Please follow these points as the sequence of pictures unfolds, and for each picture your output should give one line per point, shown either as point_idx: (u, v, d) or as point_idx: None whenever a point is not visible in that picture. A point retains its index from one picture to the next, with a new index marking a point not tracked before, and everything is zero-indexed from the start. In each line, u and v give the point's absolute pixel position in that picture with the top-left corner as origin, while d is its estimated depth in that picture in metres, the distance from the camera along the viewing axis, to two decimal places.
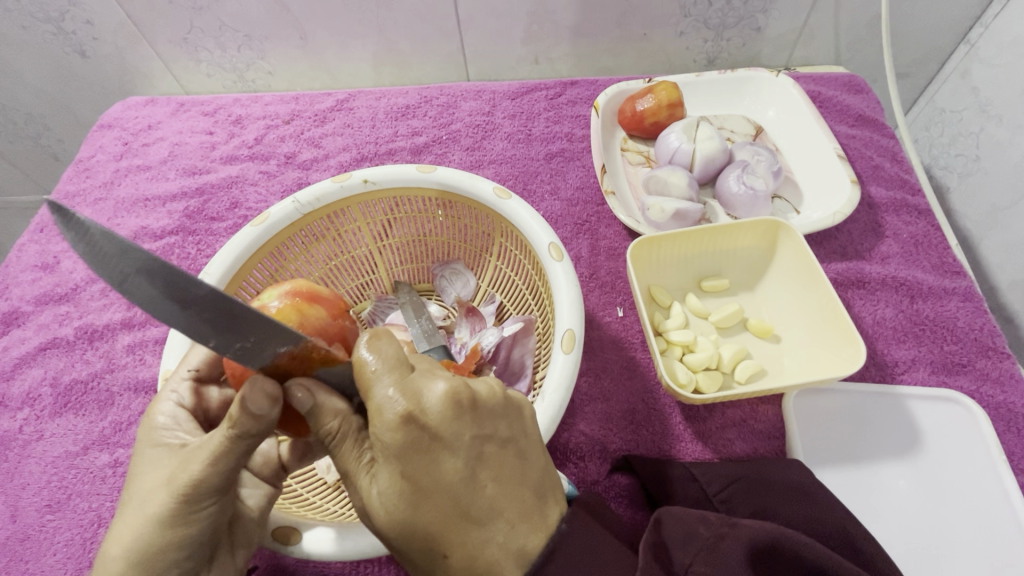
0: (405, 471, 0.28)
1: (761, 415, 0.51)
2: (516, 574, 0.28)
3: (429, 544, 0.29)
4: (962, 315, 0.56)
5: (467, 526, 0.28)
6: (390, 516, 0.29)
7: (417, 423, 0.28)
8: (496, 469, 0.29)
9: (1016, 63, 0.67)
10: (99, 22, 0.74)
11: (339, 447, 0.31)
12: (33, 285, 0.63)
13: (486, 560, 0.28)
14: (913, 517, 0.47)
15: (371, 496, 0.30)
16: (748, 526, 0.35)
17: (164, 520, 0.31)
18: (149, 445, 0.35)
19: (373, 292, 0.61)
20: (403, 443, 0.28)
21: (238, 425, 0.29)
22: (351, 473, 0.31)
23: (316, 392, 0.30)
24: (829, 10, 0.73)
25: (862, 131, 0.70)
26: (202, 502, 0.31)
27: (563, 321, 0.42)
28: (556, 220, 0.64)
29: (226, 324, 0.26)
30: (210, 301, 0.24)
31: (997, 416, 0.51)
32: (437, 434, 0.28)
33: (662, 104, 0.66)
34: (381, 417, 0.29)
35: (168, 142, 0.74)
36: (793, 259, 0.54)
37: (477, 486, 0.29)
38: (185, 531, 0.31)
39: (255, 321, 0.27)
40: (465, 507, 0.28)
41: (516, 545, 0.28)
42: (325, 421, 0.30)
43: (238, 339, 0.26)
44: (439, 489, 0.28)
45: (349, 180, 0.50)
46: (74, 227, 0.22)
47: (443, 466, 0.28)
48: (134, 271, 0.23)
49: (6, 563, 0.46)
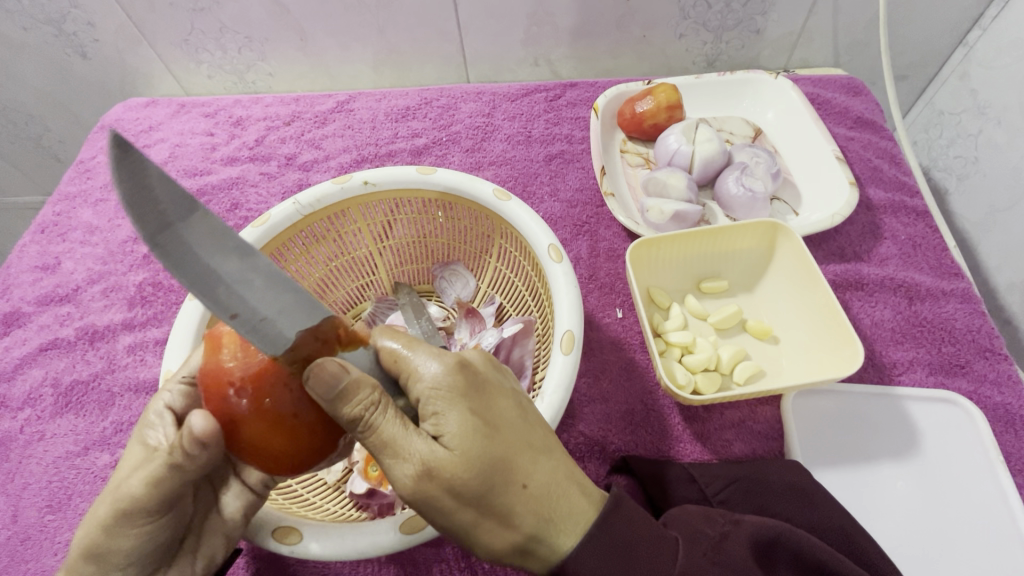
0: (473, 408, 0.30)
1: (760, 416, 0.51)
2: (583, 500, 0.31)
3: (506, 484, 0.29)
4: (961, 316, 0.57)
5: (538, 456, 0.30)
6: (465, 459, 0.28)
7: (472, 367, 0.31)
8: (537, 414, 0.33)
9: (1014, 65, 0.67)
10: (101, 23, 0.74)
11: (380, 417, 0.29)
12: (34, 286, 0.63)
13: (559, 485, 0.30)
14: (910, 517, 0.47)
15: (435, 451, 0.29)
16: (751, 524, 0.36)
17: (110, 527, 0.33)
18: (135, 443, 0.35)
19: (374, 293, 0.61)
20: (466, 383, 0.30)
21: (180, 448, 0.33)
22: (400, 440, 0.29)
23: (348, 367, 0.29)
24: (828, 12, 0.73)
25: (861, 133, 0.71)
26: (146, 517, 0.34)
27: (562, 322, 0.42)
28: (556, 221, 0.64)
29: (233, 276, 0.26)
30: (229, 249, 0.26)
31: (995, 418, 0.51)
32: (488, 377, 0.31)
33: (661, 106, 0.66)
34: (433, 370, 0.30)
35: (169, 143, 0.74)
36: (792, 260, 0.54)
37: (534, 422, 0.32)
38: (131, 542, 0.34)
39: (256, 280, 0.27)
40: (533, 439, 0.31)
41: (574, 475, 0.32)
42: (362, 394, 0.28)
43: (236, 301, 0.26)
44: (506, 422, 0.30)
45: (349, 181, 0.50)
46: (132, 166, 0.23)
47: (502, 402, 0.31)
48: (170, 214, 0.24)
49: (7, 563, 0.46)
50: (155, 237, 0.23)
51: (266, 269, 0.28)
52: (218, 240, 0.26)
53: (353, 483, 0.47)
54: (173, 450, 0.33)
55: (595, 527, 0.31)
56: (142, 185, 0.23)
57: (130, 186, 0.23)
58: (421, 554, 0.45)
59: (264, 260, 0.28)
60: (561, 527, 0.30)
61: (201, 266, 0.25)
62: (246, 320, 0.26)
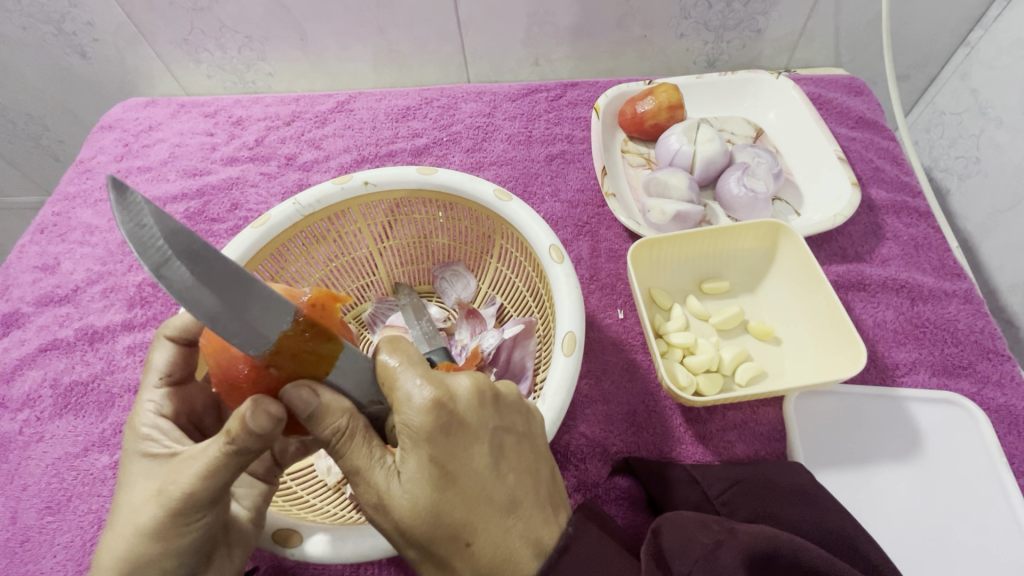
0: (436, 453, 0.28)
1: (762, 417, 0.51)
2: (535, 566, 0.29)
3: (449, 536, 0.29)
4: (963, 317, 0.56)
5: (492, 516, 0.29)
6: (414, 503, 0.28)
7: (448, 409, 0.29)
8: (514, 460, 0.31)
9: (1016, 65, 0.67)
10: (100, 23, 0.74)
11: (348, 444, 0.30)
12: (34, 286, 0.63)
13: (509, 548, 0.29)
14: (914, 518, 0.47)
15: (389, 489, 0.29)
16: (746, 533, 0.36)
17: (156, 532, 0.31)
18: (138, 460, 0.34)
19: (374, 294, 0.61)
20: (432, 427, 0.28)
21: (235, 440, 0.29)
22: (362, 470, 0.29)
23: (320, 391, 0.30)
24: (829, 12, 0.73)
25: (863, 133, 0.70)
26: (195, 514, 0.31)
27: (563, 324, 0.42)
28: (557, 222, 0.64)
29: (236, 301, 0.26)
30: (229, 275, 0.26)
31: (998, 419, 0.51)
32: (466, 420, 0.29)
33: (662, 106, 0.66)
34: (409, 404, 0.29)
35: (168, 143, 0.74)
36: (794, 261, 0.54)
37: (501, 475, 0.30)
38: (179, 542, 0.32)
39: (254, 301, 0.27)
40: (492, 495, 0.29)
41: (536, 535, 0.30)
42: (332, 419, 0.29)
43: (237, 322, 0.26)
44: (468, 473, 0.29)
45: (349, 181, 0.50)
46: (132, 206, 0.23)
47: (471, 453, 0.29)
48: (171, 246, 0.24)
49: (6, 564, 0.46)
50: (157, 267, 0.23)
51: (265, 290, 0.28)
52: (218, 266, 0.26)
53: (353, 485, 0.46)
54: (234, 436, 0.29)
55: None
56: (139, 222, 0.23)
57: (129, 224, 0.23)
58: None
59: (263, 284, 0.28)
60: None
61: (207, 293, 0.25)
62: (245, 339, 0.27)
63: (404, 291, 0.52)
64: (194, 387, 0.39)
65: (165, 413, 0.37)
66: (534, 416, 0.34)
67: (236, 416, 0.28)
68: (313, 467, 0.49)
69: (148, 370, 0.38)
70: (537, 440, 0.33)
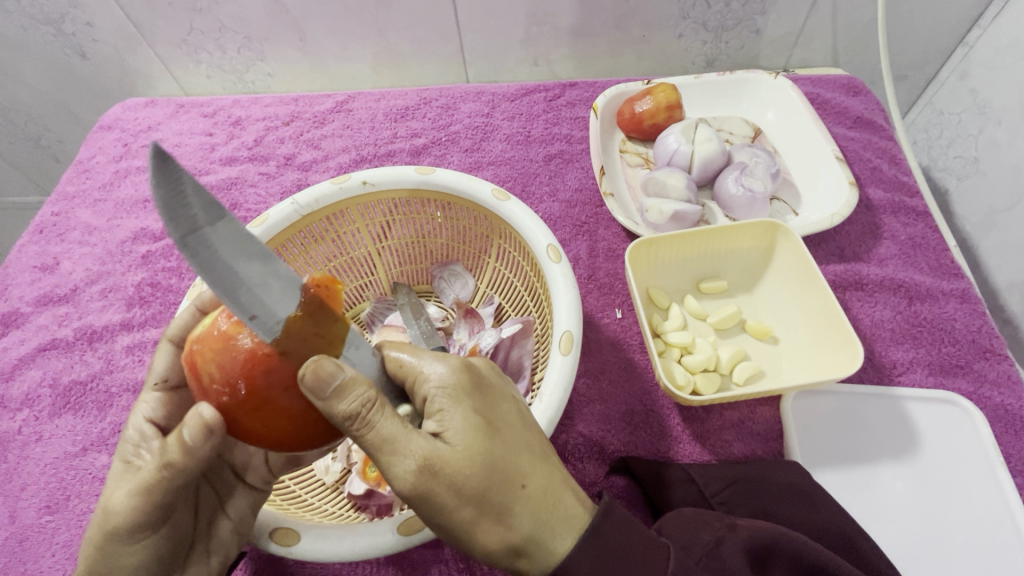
0: (477, 405, 0.30)
1: (760, 417, 0.51)
2: (579, 506, 0.31)
3: (505, 483, 0.29)
4: (961, 316, 0.57)
5: (537, 460, 0.30)
6: (469, 454, 0.28)
7: (474, 371, 0.31)
8: (534, 419, 0.33)
9: (1014, 65, 0.67)
10: (99, 23, 0.74)
11: (378, 415, 0.28)
12: (33, 286, 0.63)
13: (556, 489, 0.30)
14: (912, 517, 0.47)
15: (439, 447, 0.29)
16: (747, 528, 0.36)
17: (108, 548, 0.33)
18: (117, 468, 0.35)
19: (372, 293, 0.61)
20: (467, 382, 0.30)
21: (173, 459, 0.32)
22: (402, 438, 0.29)
23: (344, 365, 0.28)
24: (827, 12, 0.73)
25: (861, 133, 0.70)
26: (143, 531, 0.33)
27: (561, 323, 0.42)
28: (555, 221, 0.64)
29: (257, 280, 0.27)
30: (252, 254, 0.27)
31: (995, 418, 0.51)
32: (489, 380, 0.32)
33: (660, 106, 0.66)
34: (437, 371, 0.31)
35: (168, 143, 0.74)
36: (792, 260, 0.54)
37: (532, 429, 0.32)
38: (135, 557, 0.34)
39: (275, 282, 0.28)
40: (531, 442, 0.31)
41: (571, 481, 0.32)
42: (360, 389, 0.28)
43: (256, 302, 0.27)
44: (507, 424, 0.30)
45: (348, 181, 0.50)
46: (171, 176, 0.23)
47: (504, 407, 0.31)
48: (202, 219, 0.25)
49: (5, 563, 0.46)
50: (186, 238, 0.24)
51: (286, 273, 0.28)
52: (243, 244, 0.26)
53: (351, 484, 0.46)
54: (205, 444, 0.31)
55: (590, 534, 0.30)
56: (175, 189, 0.24)
57: (165, 192, 0.23)
58: (420, 555, 0.45)
59: (283, 266, 0.28)
60: (558, 530, 0.30)
61: (231, 269, 0.26)
62: (263, 322, 0.27)
63: (402, 290, 0.52)
64: (189, 392, 0.38)
65: (155, 420, 0.37)
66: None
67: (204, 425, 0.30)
68: (312, 467, 0.49)
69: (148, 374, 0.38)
70: None
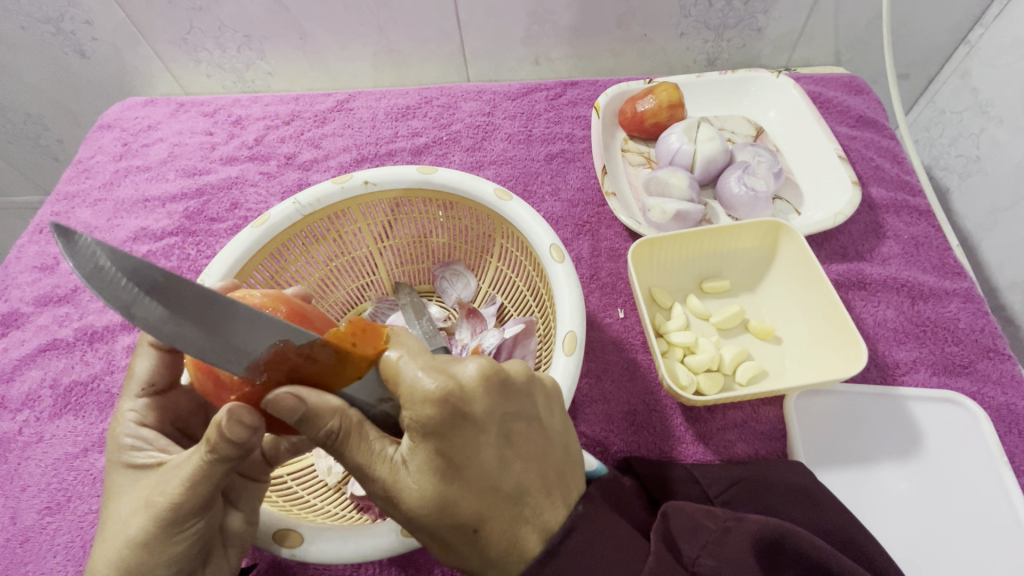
0: (443, 446, 0.28)
1: (762, 417, 0.51)
2: (538, 548, 0.30)
3: (459, 528, 0.29)
4: (964, 316, 0.56)
5: (499, 504, 0.29)
6: (420, 496, 0.28)
7: (456, 402, 0.28)
8: (522, 447, 0.31)
9: (1016, 63, 0.67)
10: (98, 22, 0.74)
11: (345, 443, 0.29)
12: (33, 286, 0.62)
13: (514, 534, 0.29)
14: (914, 518, 0.47)
15: (396, 482, 0.29)
16: (754, 521, 0.36)
17: (147, 542, 0.31)
18: (123, 472, 0.35)
19: (374, 293, 0.61)
20: (438, 426, 0.28)
21: (214, 448, 0.29)
22: (366, 467, 0.29)
23: (305, 396, 0.29)
24: (829, 10, 0.73)
25: (863, 132, 0.70)
26: (185, 522, 0.31)
27: (564, 323, 0.42)
28: (557, 221, 0.64)
29: (219, 326, 0.27)
30: (203, 302, 0.26)
31: (998, 418, 0.51)
32: (476, 413, 0.29)
33: (663, 105, 0.66)
34: (415, 398, 0.28)
35: (168, 143, 0.74)
36: (795, 260, 0.54)
37: (509, 463, 0.30)
38: (173, 551, 0.32)
39: (237, 323, 0.27)
40: (500, 486, 0.29)
41: (538, 520, 0.30)
42: (323, 421, 0.29)
43: (225, 346, 0.27)
44: (476, 466, 0.29)
45: (349, 181, 0.50)
46: (83, 249, 0.24)
47: (479, 444, 0.29)
48: (134, 286, 0.25)
49: (6, 565, 0.46)
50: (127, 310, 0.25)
51: (244, 308, 0.27)
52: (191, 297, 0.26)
53: (354, 485, 0.46)
54: (214, 445, 0.29)
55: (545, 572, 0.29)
56: (95, 265, 0.24)
57: (88, 271, 0.24)
58: (423, 557, 0.45)
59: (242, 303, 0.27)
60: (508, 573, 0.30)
61: (186, 324, 0.26)
62: (239, 363, 0.28)
63: (404, 290, 0.52)
64: (179, 395, 0.39)
65: (147, 423, 0.37)
66: (552, 399, 0.34)
67: (214, 424, 0.28)
68: (314, 468, 0.49)
69: (130, 383, 0.38)
70: (546, 423, 0.33)
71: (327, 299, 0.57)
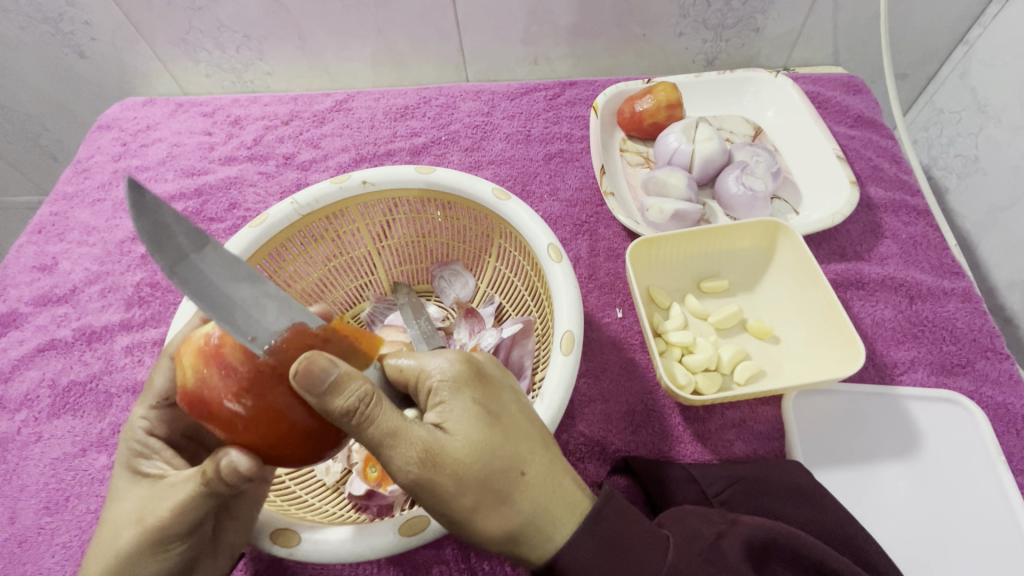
0: (477, 397, 0.31)
1: (760, 416, 0.51)
2: (579, 494, 0.32)
3: (507, 471, 0.30)
4: (962, 316, 0.56)
5: (536, 449, 0.31)
6: (466, 444, 0.29)
7: (475, 363, 0.33)
8: (533, 410, 0.34)
9: (1015, 63, 0.67)
10: (98, 22, 0.74)
11: (376, 408, 0.29)
12: (31, 286, 0.62)
13: (556, 477, 0.31)
14: (912, 517, 0.47)
15: (438, 437, 0.30)
16: (748, 524, 0.36)
17: (130, 557, 0.32)
18: (126, 476, 0.35)
19: (372, 293, 0.61)
20: (469, 375, 0.32)
21: (209, 481, 0.31)
22: (401, 429, 0.29)
23: (339, 363, 0.29)
24: (828, 10, 0.73)
25: (862, 131, 0.70)
26: (169, 544, 0.33)
27: (562, 323, 0.42)
28: (556, 221, 0.64)
29: (248, 301, 0.30)
30: (243, 277, 0.30)
31: (996, 417, 0.51)
32: (491, 375, 0.33)
33: (660, 105, 0.66)
34: (438, 365, 0.32)
35: (167, 143, 0.74)
36: (793, 259, 0.54)
37: (531, 418, 0.33)
38: (152, 568, 0.33)
39: (269, 304, 0.31)
40: (533, 433, 0.32)
41: (570, 471, 0.33)
42: (355, 383, 0.29)
43: (252, 324, 0.30)
44: (507, 415, 0.32)
45: (347, 181, 0.50)
46: (152, 211, 0.28)
47: (504, 398, 0.32)
48: (187, 247, 0.29)
49: (4, 564, 0.46)
50: (174, 269, 0.28)
51: (276, 291, 0.32)
52: (234, 270, 0.30)
53: (352, 485, 0.46)
54: (210, 480, 0.31)
55: (590, 516, 0.32)
56: (158, 222, 0.28)
57: (149, 229, 0.28)
58: (422, 556, 0.45)
59: (277, 287, 0.32)
60: (556, 514, 0.31)
61: (219, 290, 0.29)
62: (263, 341, 0.30)
63: (402, 290, 0.52)
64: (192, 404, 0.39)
65: (156, 432, 0.37)
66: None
67: (216, 462, 0.30)
68: (313, 467, 0.49)
69: (147, 387, 0.38)
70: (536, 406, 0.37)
71: (326, 299, 0.57)
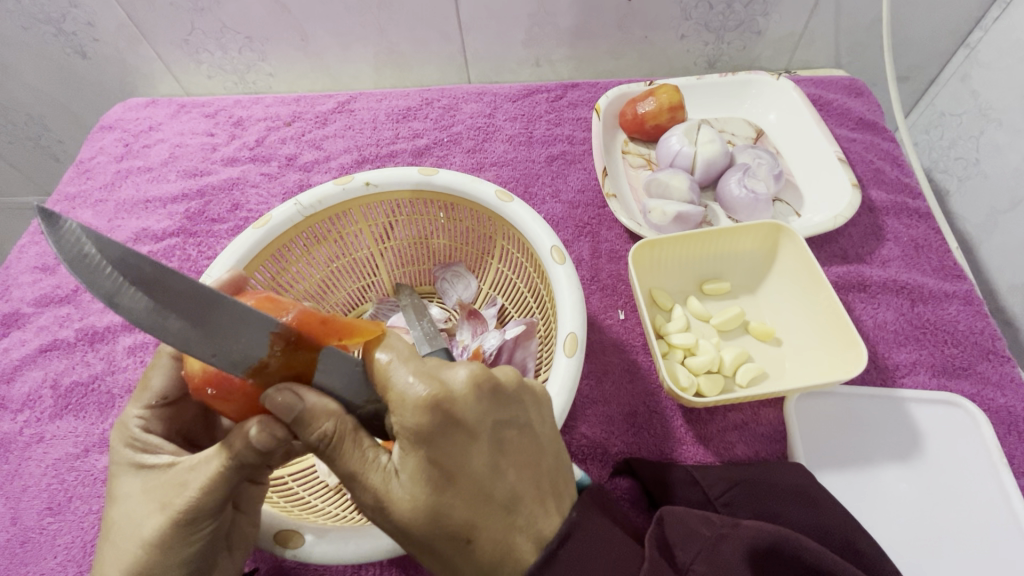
0: (433, 454, 0.29)
1: (763, 419, 0.51)
2: (535, 557, 0.30)
3: (449, 535, 0.29)
4: (963, 318, 0.57)
5: (491, 513, 0.29)
6: (411, 504, 0.29)
7: (446, 408, 0.29)
8: (515, 455, 0.31)
9: (1015, 67, 0.67)
10: (100, 23, 0.74)
11: (340, 448, 0.30)
12: (34, 286, 0.62)
13: (509, 544, 0.29)
14: (912, 519, 0.47)
15: (388, 490, 0.29)
16: (750, 528, 0.36)
17: (161, 546, 0.32)
18: (129, 473, 0.35)
19: (374, 295, 0.61)
20: (430, 427, 0.28)
21: (237, 455, 0.30)
22: (358, 474, 0.30)
23: (306, 395, 0.30)
24: (829, 13, 0.73)
25: (863, 134, 0.71)
26: (197, 525, 0.32)
27: (566, 324, 0.42)
28: (558, 223, 0.64)
29: (202, 317, 0.27)
30: (189, 294, 0.27)
31: (998, 420, 0.51)
32: (465, 420, 0.29)
33: (663, 108, 0.66)
34: (404, 404, 0.29)
35: (169, 144, 0.74)
36: (794, 263, 0.54)
37: (501, 470, 0.30)
38: (186, 551, 0.33)
39: (225, 316, 0.28)
40: (493, 494, 0.29)
41: (535, 528, 0.30)
42: (319, 424, 0.29)
43: (211, 342, 0.27)
44: (466, 474, 0.29)
45: (351, 182, 0.50)
46: (69, 235, 0.26)
47: (470, 451, 0.29)
48: (120, 276, 0.26)
49: (6, 564, 0.46)
50: (110, 297, 0.25)
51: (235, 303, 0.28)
52: (178, 287, 0.27)
53: None
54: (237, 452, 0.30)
55: None
56: (80, 250, 0.26)
57: (72, 256, 0.25)
58: None
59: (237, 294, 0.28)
60: None
61: (164, 313, 0.26)
62: (225, 359, 0.28)
63: (405, 291, 0.53)
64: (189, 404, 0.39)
65: (154, 430, 0.36)
66: (544, 404, 0.34)
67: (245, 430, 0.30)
68: (316, 467, 0.49)
69: (139, 389, 0.37)
70: (541, 429, 0.33)
71: (327, 302, 0.57)
